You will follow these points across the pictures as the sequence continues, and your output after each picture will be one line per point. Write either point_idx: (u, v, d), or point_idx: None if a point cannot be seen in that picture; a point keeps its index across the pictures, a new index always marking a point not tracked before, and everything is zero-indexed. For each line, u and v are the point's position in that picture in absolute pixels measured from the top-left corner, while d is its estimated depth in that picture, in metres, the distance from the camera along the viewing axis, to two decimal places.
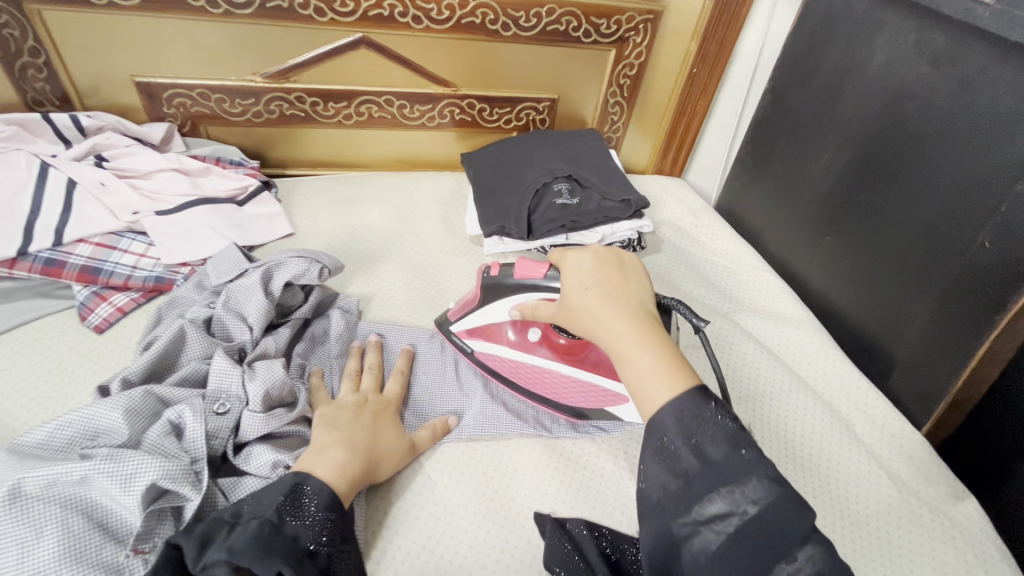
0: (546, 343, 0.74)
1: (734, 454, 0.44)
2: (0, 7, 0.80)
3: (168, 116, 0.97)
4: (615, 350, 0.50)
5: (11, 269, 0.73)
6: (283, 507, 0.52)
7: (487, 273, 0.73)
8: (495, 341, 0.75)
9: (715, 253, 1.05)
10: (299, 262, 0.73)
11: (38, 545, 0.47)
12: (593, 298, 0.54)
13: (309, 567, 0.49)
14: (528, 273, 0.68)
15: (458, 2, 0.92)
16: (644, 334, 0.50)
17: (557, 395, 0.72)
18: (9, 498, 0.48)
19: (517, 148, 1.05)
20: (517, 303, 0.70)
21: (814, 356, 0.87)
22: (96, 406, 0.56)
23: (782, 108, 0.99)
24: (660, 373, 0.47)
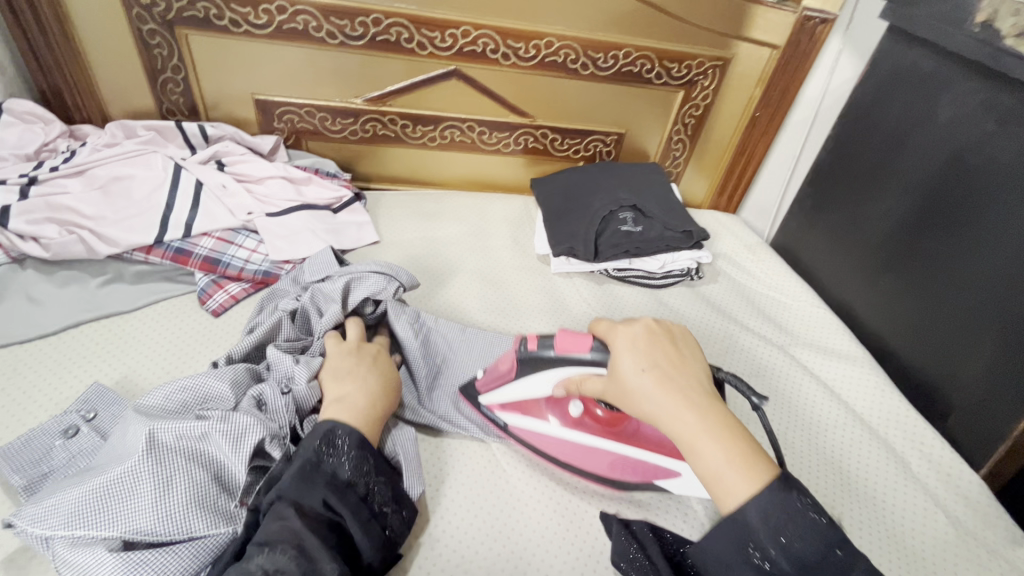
0: (586, 417, 0.70)
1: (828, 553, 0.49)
2: (155, 30, 0.93)
3: (277, 130, 1.08)
4: (683, 442, 0.54)
5: (148, 254, 0.84)
6: (319, 448, 0.57)
7: (522, 345, 0.67)
8: (532, 416, 0.71)
9: (772, 289, 1.09)
10: (381, 280, 0.78)
11: (170, 490, 0.54)
12: (655, 385, 0.56)
13: (349, 496, 0.56)
14: (571, 347, 0.63)
15: (544, 43, 1.01)
16: (713, 427, 0.54)
17: (605, 470, 0.69)
18: (147, 447, 0.55)
19: (585, 176, 1.13)
20: (560, 378, 0.65)
21: (869, 394, 0.89)
22: (207, 378, 0.64)
23: (846, 155, 1.03)
24: (734, 465, 0.52)
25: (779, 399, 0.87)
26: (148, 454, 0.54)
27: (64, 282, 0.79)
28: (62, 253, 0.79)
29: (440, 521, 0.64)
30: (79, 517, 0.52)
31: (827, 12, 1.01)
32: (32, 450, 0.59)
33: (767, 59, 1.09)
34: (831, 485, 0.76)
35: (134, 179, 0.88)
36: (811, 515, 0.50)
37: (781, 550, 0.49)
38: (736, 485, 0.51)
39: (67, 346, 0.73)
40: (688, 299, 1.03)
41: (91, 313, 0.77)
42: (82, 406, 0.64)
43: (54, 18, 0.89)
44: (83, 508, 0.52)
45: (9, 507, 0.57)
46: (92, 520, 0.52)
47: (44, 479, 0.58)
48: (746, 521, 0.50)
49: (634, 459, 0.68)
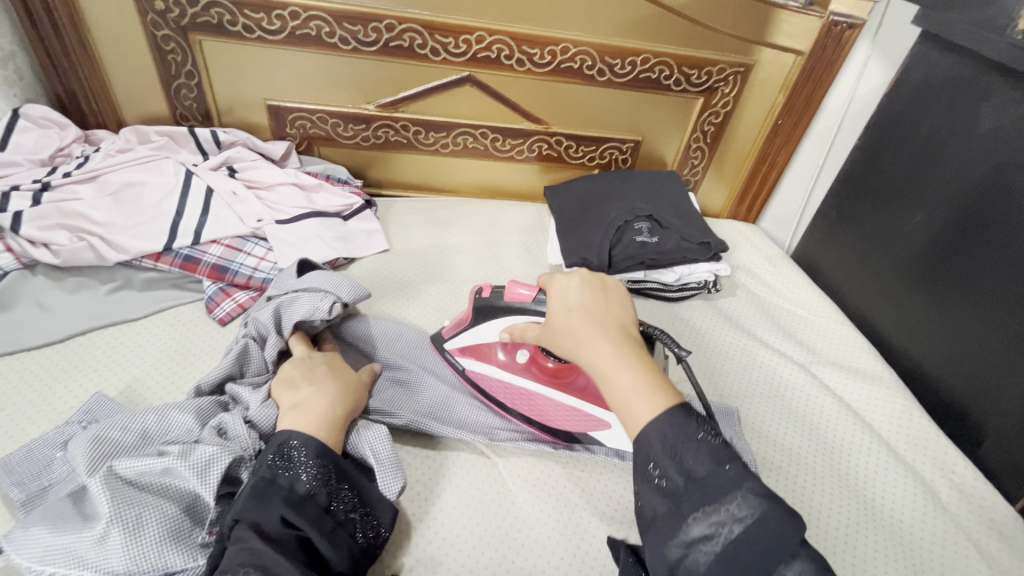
0: (532, 365, 0.74)
1: (718, 469, 0.48)
2: (170, 37, 0.93)
3: (289, 136, 1.08)
4: (598, 372, 0.55)
5: (157, 262, 0.83)
6: (273, 462, 0.56)
7: (479, 295, 0.73)
8: (485, 360, 0.75)
9: (792, 302, 1.05)
10: (314, 299, 0.71)
11: (142, 528, 0.52)
12: (575, 321, 0.59)
13: (309, 508, 0.54)
14: (518, 297, 0.69)
15: (560, 49, 0.99)
16: (624, 353, 0.55)
17: (542, 416, 0.73)
18: (108, 488, 0.53)
19: (601, 185, 1.10)
20: (506, 325, 0.71)
21: (895, 417, 0.85)
22: (167, 411, 0.62)
23: (874, 166, 0.99)
24: (640, 389, 0.53)
25: (799, 419, 0.83)
26: (110, 495, 0.52)
27: (74, 288, 0.79)
28: (72, 260, 0.79)
29: (443, 542, 0.61)
30: (47, 561, 0.50)
31: (855, 17, 0.97)
32: (31, 461, 0.59)
33: (791, 65, 1.05)
34: (853, 512, 0.72)
35: (145, 186, 0.87)
36: (706, 439, 0.50)
37: (678, 469, 0.49)
38: (640, 409, 0.52)
39: (74, 353, 0.73)
40: (704, 313, 1.00)
41: (99, 320, 0.77)
42: (84, 416, 0.64)
43: (71, 24, 0.90)
44: (52, 552, 0.51)
45: (8, 521, 0.56)
46: (60, 565, 0.50)
47: (43, 493, 0.57)
48: (647, 444, 0.50)
49: (570, 408, 0.73)
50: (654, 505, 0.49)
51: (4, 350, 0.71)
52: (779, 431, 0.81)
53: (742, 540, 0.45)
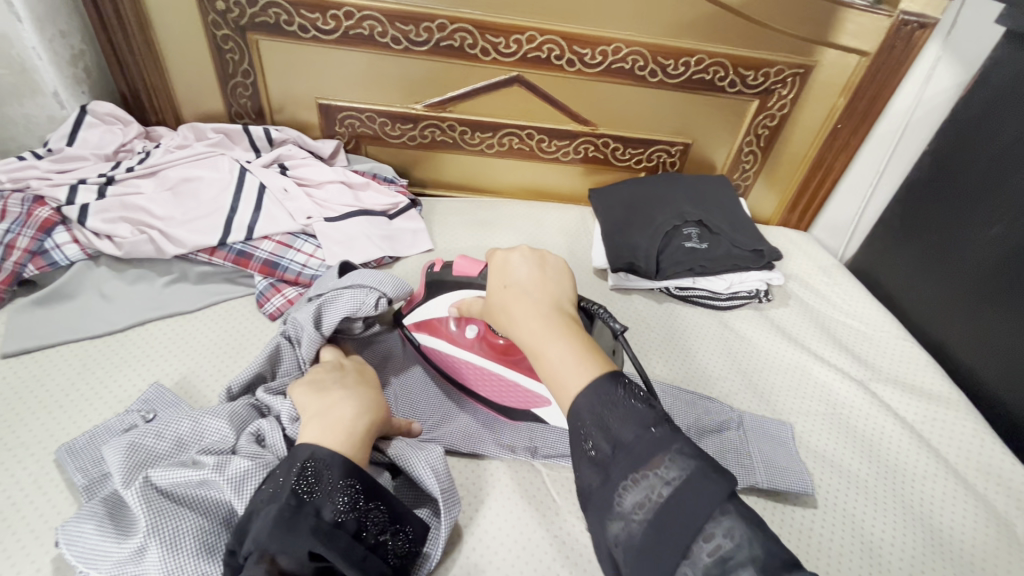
0: (481, 340, 0.73)
1: (644, 433, 0.46)
2: (229, 36, 0.95)
3: (338, 134, 1.09)
4: (529, 348, 0.52)
5: (211, 256, 0.85)
6: (298, 487, 0.51)
7: (431, 269, 0.73)
8: (437, 335, 0.75)
9: (848, 315, 1.00)
10: (362, 297, 0.69)
11: (180, 539, 0.50)
12: (509, 298, 0.56)
13: (338, 537, 0.50)
14: (468, 271, 0.67)
15: (612, 49, 0.97)
16: (556, 327, 0.52)
17: (487, 390, 0.73)
18: (144, 499, 0.51)
19: (648, 188, 1.07)
20: (454, 300, 0.69)
21: (964, 443, 0.80)
22: (201, 417, 0.59)
23: (945, 173, 0.95)
24: (569, 362, 0.50)
25: (859, 440, 0.79)
26: (146, 507, 0.50)
27: (134, 279, 0.82)
28: (133, 252, 0.81)
29: (489, 545, 0.61)
30: (92, 564, 0.50)
31: (927, 16, 0.92)
32: (93, 447, 0.60)
33: (854, 66, 1.00)
34: (921, 542, 0.68)
35: (202, 181, 0.89)
36: (632, 401, 0.47)
37: (609, 439, 0.46)
38: (571, 382, 0.49)
39: (133, 343, 0.75)
40: (755, 323, 0.96)
41: (157, 312, 0.79)
42: (144, 406, 0.65)
43: (137, 24, 0.93)
44: (94, 560, 0.50)
45: (72, 505, 0.58)
46: (104, 570, 0.49)
47: (103, 479, 0.58)
48: (578, 414, 0.47)
49: (514, 384, 0.72)
50: (589, 479, 0.47)
51: (69, 337, 0.74)
52: (837, 451, 0.77)
53: (671, 506, 0.43)
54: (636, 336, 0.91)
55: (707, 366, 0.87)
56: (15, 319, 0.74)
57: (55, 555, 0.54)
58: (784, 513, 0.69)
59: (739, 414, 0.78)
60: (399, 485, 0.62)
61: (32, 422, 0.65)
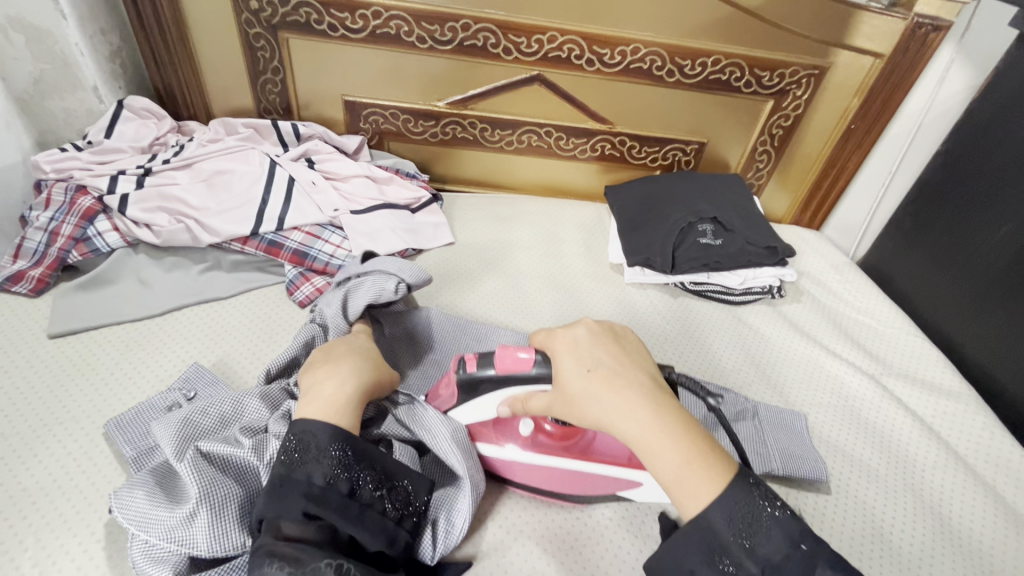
0: (539, 436, 0.65)
1: (793, 551, 0.48)
2: (260, 34, 0.98)
3: (362, 130, 1.12)
4: (637, 445, 0.51)
5: (244, 245, 0.88)
6: (286, 457, 0.52)
7: (461, 366, 0.59)
8: (484, 443, 0.66)
9: (860, 311, 1.02)
10: (384, 282, 0.73)
11: (224, 507, 0.53)
12: (599, 386, 0.54)
13: (333, 497, 0.51)
14: (514, 368, 0.57)
15: (630, 49, 1.00)
16: (665, 423, 0.51)
17: (565, 490, 0.65)
18: (193, 468, 0.54)
19: (663, 185, 1.09)
20: (505, 399, 0.60)
21: (975, 437, 0.82)
22: (243, 397, 0.63)
23: (959, 174, 0.96)
24: (690, 463, 0.50)
25: (871, 432, 0.81)
26: (194, 475, 0.53)
27: (170, 267, 0.85)
28: (171, 240, 0.85)
29: (514, 522, 0.64)
30: (141, 527, 0.52)
31: (942, 19, 0.93)
32: (140, 422, 0.64)
33: (868, 68, 1.02)
34: (932, 530, 0.70)
35: (234, 174, 0.93)
36: (766, 508, 0.49)
37: (751, 555, 0.48)
38: (698, 487, 0.49)
39: (171, 327, 0.79)
40: (769, 318, 0.98)
41: (193, 298, 0.82)
42: (184, 384, 0.68)
43: (173, 22, 0.96)
44: (141, 524, 0.52)
45: (121, 475, 0.61)
46: (153, 534, 0.51)
47: (150, 451, 0.61)
48: (711, 523, 0.48)
49: (591, 475, 0.64)
50: None
51: (111, 321, 0.77)
52: (850, 443, 0.79)
53: None
54: (652, 330, 0.93)
55: (721, 359, 0.90)
56: (60, 303, 0.78)
57: (108, 520, 0.57)
58: (796, 499, 0.72)
59: (754, 405, 0.80)
60: (426, 463, 0.65)
61: (80, 398, 0.68)
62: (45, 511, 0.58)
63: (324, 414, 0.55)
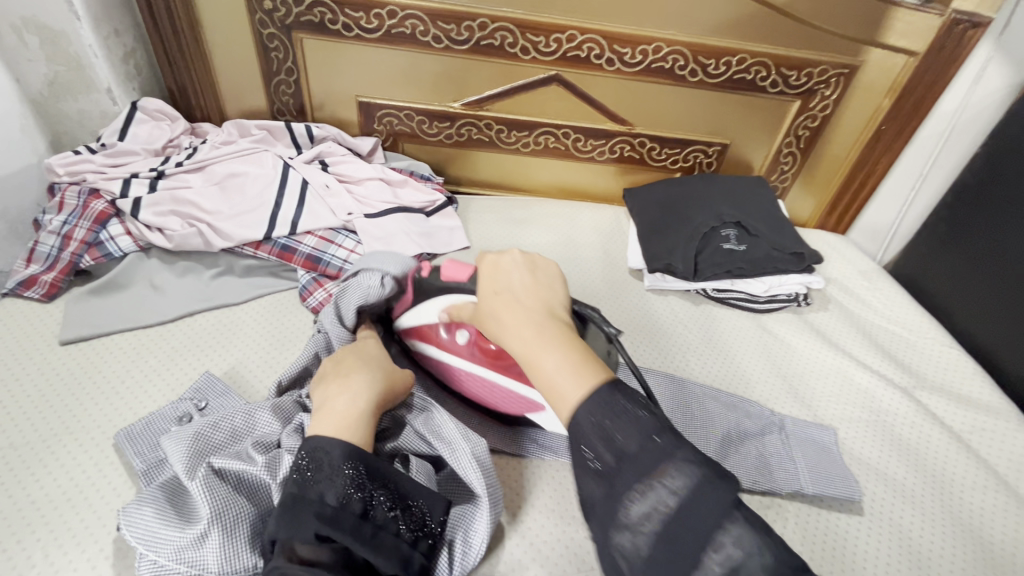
0: (473, 346, 0.66)
1: (647, 443, 0.46)
2: (274, 35, 0.97)
3: (376, 132, 1.11)
4: (522, 358, 0.52)
5: (257, 250, 0.87)
6: (298, 476, 0.50)
7: (419, 274, 0.68)
8: (428, 341, 0.69)
9: (889, 319, 0.98)
10: (369, 275, 0.67)
11: (236, 527, 0.51)
12: (497, 305, 0.54)
13: (346, 519, 0.49)
14: (454, 276, 0.64)
15: (652, 48, 0.96)
16: (551, 337, 0.51)
17: (489, 396, 0.69)
18: (203, 486, 0.52)
19: (685, 188, 1.06)
20: (446, 305, 0.65)
21: (1015, 455, 0.78)
22: (254, 410, 0.61)
23: (999, 179, 0.92)
24: (567, 373, 0.49)
25: (903, 447, 0.78)
26: (205, 493, 0.51)
27: (182, 272, 0.84)
28: (184, 245, 0.83)
29: (532, 542, 0.61)
30: (150, 547, 0.50)
31: (981, 16, 0.89)
32: (150, 433, 0.62)
33: (900, 67, 0.97)
34: (971, 554, 0.67)
35: (247, 177, 0.91)
36: (634, 411, 0.47)
37: (611, 449, 0.46)
38: (570, 392, 0.48)
39: (183, 334, 0.77)
40: (793, 326, 0.95)
41: (205, 303, 0.81)
42: (196, 394, 0.67)
43: (187, 22, 0.95)
44: (150, 542, 0.51)
45: (132, 489, 0.60)
46: (162, 555, 0.50)
47: (160, 465, 0.60)
48: (579, 426, 0.47)
49: (512, 393, 0.66)
50: (591, 489, 0.47)
51: (122, 327, 0.76)
52: (881, 459, 0.76)
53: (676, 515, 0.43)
54: (672, 338, 0.90)
55: (744, 370, 0.86)
56: (72, 308, 0.77)
57: (117, 536, 0.56)
58: (827, 520, 0.68)
59: (780, 418, 0.77)
60: (442, 479, 0.63)
61: (90, 407, 0.67)
62: (54, 525, 0.56)
63: (338, 430, 0.53)
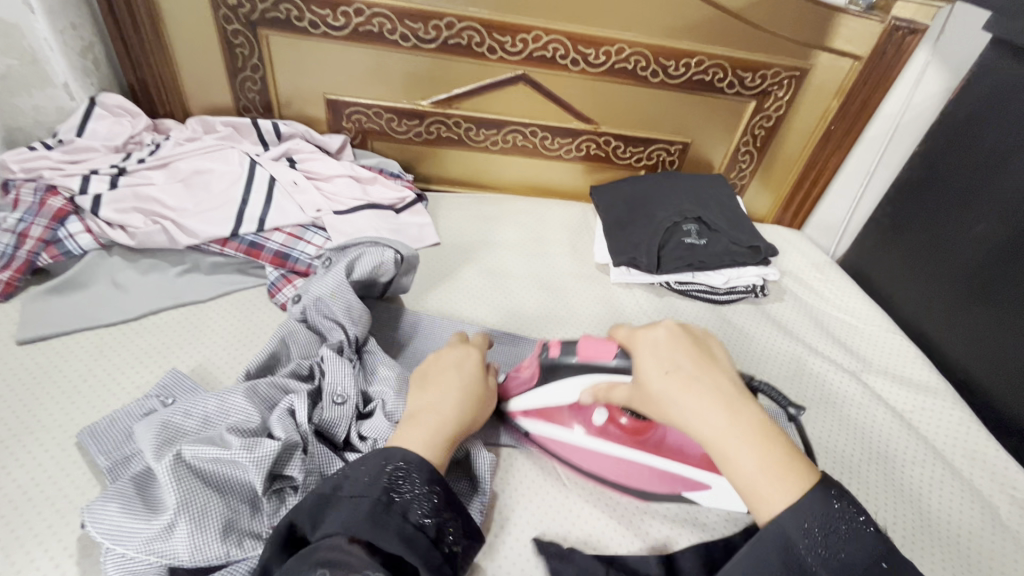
0: (613, 426, 0.67)
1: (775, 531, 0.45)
2: (239, 31, 0.96)
3: (344, 130, 1.11)
4: (714, 448, 0.49)
5: (223, 246, 0.86)
6: (388, 485, 0.51)
7: (544, 352, 0.64)
8: (555, 423, 0.69)
9: (840, 308, 1.04)
10: (380, 251, 0.76)
11: (206, 517, 0.51)
12: (677, 388, 0.51)
13: (419, 541, 0.50)
14: (595, 355, 0.59)
15: (615, 49, 1.00)
16: (740, 425, 0.49)
17: (630, 480, 0.66)
18: (175, 475, 0.51)
19: (647, 186, 1.09)
20: (586, 387, 0.61)
21: (952, 430, 0.85)
22: (226, 396, 0.60)
23: (932, 177, 0.99)
24: (768, 472, 0.47)
25: (851, 426, 0.83)
26: (176, 482, 0.51)
27: (147, 269, 0.83)
28: (147, 242, 0.83)
29: (503, 524, 0.64)
30: (117, 541, 0.50)
31: (917, 23, 0.95)
32: (116, 431, 0.62)
33: (847, 70, 1.03)
34: (911, 524, 0.72)
35: (213, 174, 0.91)
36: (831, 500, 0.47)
37: None
38: (774, 499, 0.47)
39: (148, 331, 0.76)
40: (752, 318, 0.99)
41: (170, 301, 0.80)
42: (162, 391, 0.66)
43: (147, 15, 0.93)
44: (118, 534, 0.50)
45: (95, 487, 0.59)
46: (131, 547, 0.50)
47: (126, 461, 0.59)
48: (772, 520, 0.46)
49: (666, 472, 0.65)
50: None
51: (85, 325, 0.75)
52: (832, 438, 0.81)
53: None
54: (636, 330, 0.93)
55: None
56: (29, 307, 0.75)
57: (81, 534, 0.56)
58: None
59: None
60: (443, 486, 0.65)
61: (51, 407, 0.66)
62: (14, 525, 0.55)
63: None
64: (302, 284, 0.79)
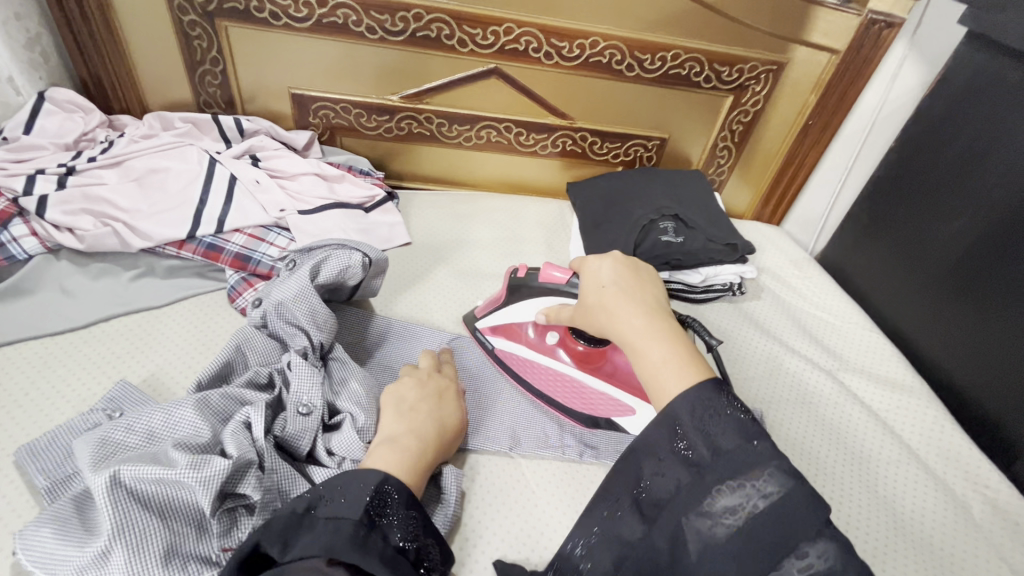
0: (564, 346, 0.76)
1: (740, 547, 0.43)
2: (196, 22, 0.92)
3: (312, 125, 1.07)
4: (632, 346, 0.54)
5: (180, 249, 0.83)
6: (369, 507, 0.51)
7: (515, 274, 0.76)
8: (515, 339, 0.78)
9: (817, 305, 1.03)
10: (348, 254, 0.72)
11: (146, 542, 0.49)
12: (609, 297, 0.58)
13: (402, 565, 0.49)
14: (553, 278, 0.71)
15: (589, 42, 0.97)
16: (656, 329, 0.54)
17: (568, 398, 0.74)
18: (112, 499, 0.48)
19: (624, 182, 1.07)
20: (543, 305, 0.73)
21: (927, 428, 0.84)
22: (172, 409, 0.57)
23: (909, 172, 0.98)
24: (670, 363, 0.51)
25: (826, 426, 0.82)
26: (113, 507, 0.48)
27: (98, 274, 0.79)
28: (96, 245, 0.78)
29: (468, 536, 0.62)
30: (51, 568, 0.48)
31: (894, 16, 0.94)
32: (55, 448, 0.58)
33: (824, 64, 1.02)
34: (884, 525, 0.71)
35: (169, 172, 0.87)
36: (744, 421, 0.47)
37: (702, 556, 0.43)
38: (671, 382, 0.49)
39: (96, 340, 0.73)
40: (730, 316, 0.98)
41: (122, 307, 0.76)
42: (109, 404, 0.63)
43: (96, 5, 0.89)
44: (54, 562, 0.48)
45: (34, 509, 0.56)
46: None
47: (67, 481, 0.56)
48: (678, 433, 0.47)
49: (602, 394, 0.74)
50: None
51: (29, 334, 0.71)
52: (806, 438, 0.80)
53: None
54: None
55: None
56: None
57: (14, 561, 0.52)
58: None
59: None
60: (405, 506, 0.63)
61: None
62: None
63: None
64: (262, 287, 0.76)
